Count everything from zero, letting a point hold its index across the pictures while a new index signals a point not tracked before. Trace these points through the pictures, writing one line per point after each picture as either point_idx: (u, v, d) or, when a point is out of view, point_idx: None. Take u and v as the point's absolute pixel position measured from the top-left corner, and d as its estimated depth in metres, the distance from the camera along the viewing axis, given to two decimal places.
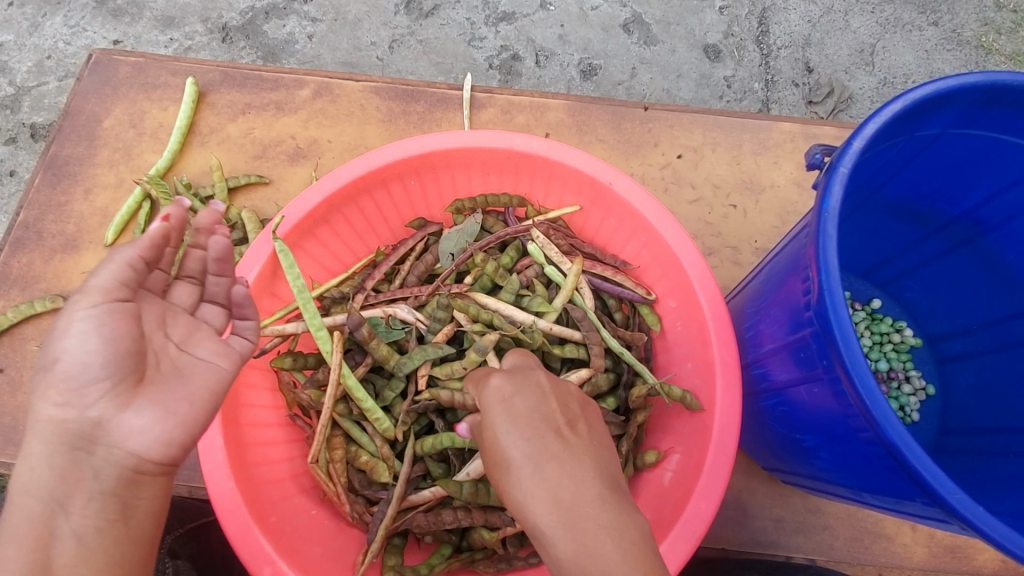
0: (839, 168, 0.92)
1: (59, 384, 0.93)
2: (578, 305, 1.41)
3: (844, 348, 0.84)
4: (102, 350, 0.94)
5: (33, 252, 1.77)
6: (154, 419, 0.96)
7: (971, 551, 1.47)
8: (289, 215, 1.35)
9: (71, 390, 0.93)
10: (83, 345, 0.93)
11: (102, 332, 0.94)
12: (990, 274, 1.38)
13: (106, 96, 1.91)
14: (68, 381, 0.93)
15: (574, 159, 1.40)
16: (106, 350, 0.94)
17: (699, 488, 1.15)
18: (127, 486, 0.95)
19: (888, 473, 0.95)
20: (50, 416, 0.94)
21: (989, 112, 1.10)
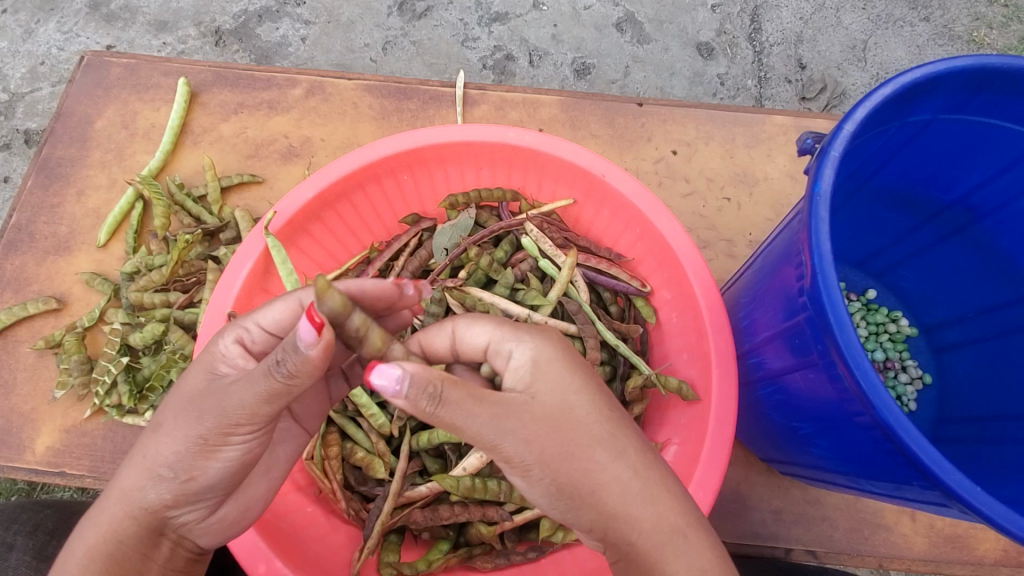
0: (830, 153, 0.92)
1: (175, 492, 0.94)
2: (573, 298, 1.41)
3: (838, 331, 0.84)
4: (219, 472, 0.95)
5: (26, 254, 1.76)
6: (235, 517, 1.04)
7: (972, 540, 1.47)
8: (281, 210, 1.34)
9: (185, 499, 0.96)
10: (206, 467, 0.94)
11: (231, 455, 0.94)
12: (984, 261, 1.38)
13: (98, 97, 1.91)
14: (187, 492, 0.95)
15: (566, 151, 1.40)
16: (220, 472, 0.95)
17: (697, 477, 1.14)
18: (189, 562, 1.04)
19: (885, 458, 0.94)
20: (145, 506, 0.94)
21: (980, 96, 1.10)
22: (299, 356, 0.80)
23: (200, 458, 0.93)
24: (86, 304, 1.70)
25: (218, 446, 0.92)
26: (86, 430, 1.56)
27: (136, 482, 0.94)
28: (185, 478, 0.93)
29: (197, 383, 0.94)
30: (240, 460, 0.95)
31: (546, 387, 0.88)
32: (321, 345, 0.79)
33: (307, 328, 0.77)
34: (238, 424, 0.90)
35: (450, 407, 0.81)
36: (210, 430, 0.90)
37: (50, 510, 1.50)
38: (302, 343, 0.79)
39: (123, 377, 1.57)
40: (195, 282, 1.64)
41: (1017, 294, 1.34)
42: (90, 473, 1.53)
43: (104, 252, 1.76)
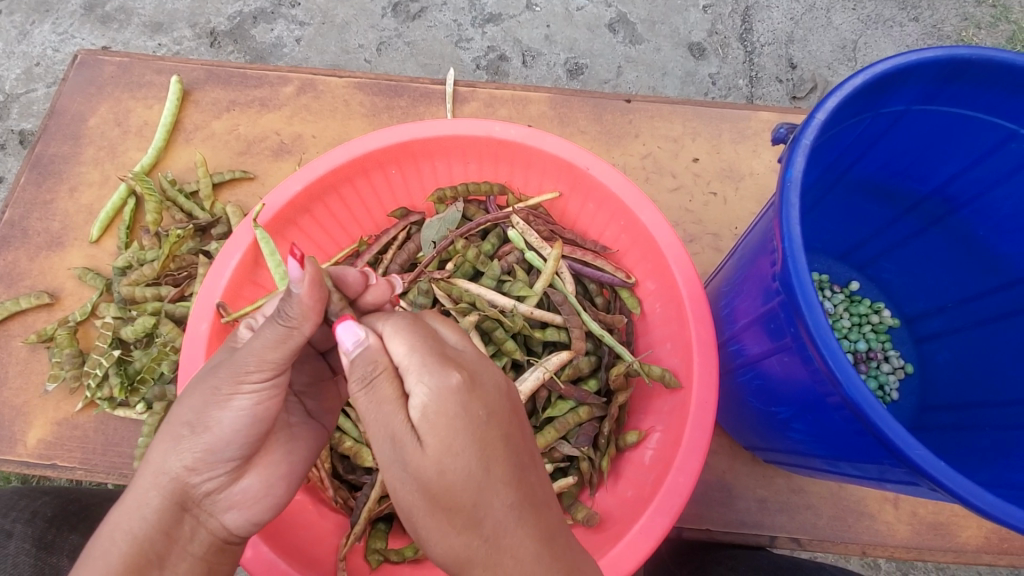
0: (802, 141, 0.94)
1: (193, 450, 0.94)
2: (558, 289, 1.42)
3: (807, 312, 0.86)
4: (235, 424, 0.95)
5: (19, 250, 1.77)
6: (257, 489, 1.03)
7: (954, 528, 1.48)
8: (270, 203, 1.37)
9: (207, 461, 0.95)
10: (221, 417, 0.94)
11: (245, 406, 0.95)
12: (961, 251, 1.40)
13: (91, 95, 1.93)
14: (204, 452, 0.95)
15: (551, 145, 1.42)
16: (236, 422, 0.95)
17: (678, 463, 1.16)
18: (216, 550, 0.99)
19: (859, 439, 0.96)
20: (168, 472, 0.93)
21: (951, 87, 1.12)
22: (292, 297, 0.90)
23: (214, 409, 0.94)
24: (79, 299, 1.72)
25: (231, 398, 0.94)
26: (78, 423, 1.57)
27: (160, 448, 0.94)
28: (202, 432, 0.94)
29: (218, 357, 1.00)
30: (253, 412, 0.96)
31: (444, 429, 0.79)
32: (306, 281, 0.89)
33: (294, 265, 0.89)
34: (248, 371, 0.93)
35: (373, 397, 0.85)
36: (222, 380, 0.93)
37: (51, 497, 1.53)
38: (292, 283, 0.90)
39: (114, 370, 1.56)
40: (186, 276, 1.66)
41: (995, 283, 1.36)
42: (81, 465, 1.54)
43: (97, 247, 1.77)
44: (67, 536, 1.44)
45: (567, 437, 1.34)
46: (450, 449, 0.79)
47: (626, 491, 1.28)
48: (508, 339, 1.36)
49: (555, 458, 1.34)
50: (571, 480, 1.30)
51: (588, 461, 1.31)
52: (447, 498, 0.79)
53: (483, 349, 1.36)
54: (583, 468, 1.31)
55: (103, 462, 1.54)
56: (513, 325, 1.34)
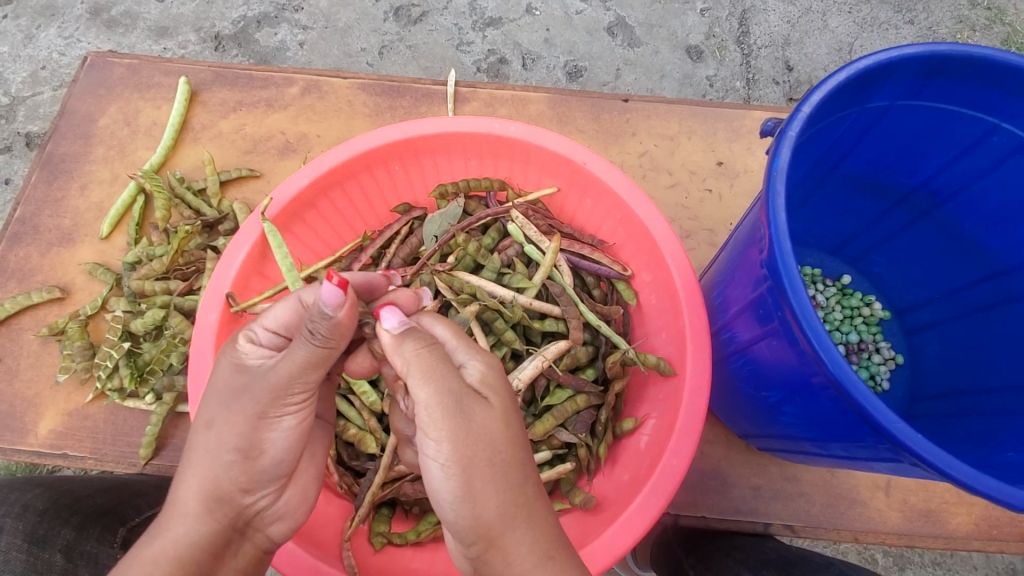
0: (788, 133, 0.99)
1: (246, 472, 1.00)
2: (556, 282, 1.46)
3: (792, 295, 0.90)
4: (283, 443, 1.03)
5: (30, 246, 1.82)
6: (296, 500, 1.12)
7: (944, 515, 1.51)
8: (277, 197, 1.41)
9: (258, 480, 1.01)
10: (271, 438, 1.01)
11: (290, 425, 1.03)
12: (948, 243, 1.44)
13: (101, 96, 1.98)
14: (256, 473, 1.01)
15: (549, 141, 1.47)
16: (283, 440, 1.03)
17: (671, 446, 1.20)
18: (258, 560, 1.05)
19: (844, 418, 1.00)
20: (219, 495, 0.98)
21: (934, 82, 1.17)
22: (323, 318, 0.91)
23: (262, 431, 1.00)
24: (89, 293, 1.76)
25: (278, 420, 1.01)
26: (88, 414, 1.61)
27: (206, 475, 0.97)
28: (255, 454, 1.01)
29: (232, 381, 1.00)
30: (296, 430, 1.04)
31: (502, 391, 0.96)
32: (344, 306, 0.91)
33: (333, 290, 0.89)
34: (291, 394, 1.00)
35: (427, 364, 0.92)
36: (266, 405, 0.99)
37: (40, 490, 1.44)
38: (326, 306, 0.90)
39: (124, 361, 1.62)
40: (195, 270, 1.70)
41: (981, 274, 1.40)
42: (91, 454, 1.58)
43: (107, 243, 1.82)
44: (59, 531, 1.35)
45: (565, 424, 1.38)
46: (506, 408, 0.94)
47: (622, 475, 1.32)
48: (507, 329, 1.40)
49: (553, 446, 1.38)
50: (570, 466, 1.34)
51: (585, 447, 1.36)
52: (504, 450, 0.91)
53: (484, 338, 1.40)
54: (581, 455, 1.35)
55: (113, 452, 1.58)
56: (512, 316, 1.38)
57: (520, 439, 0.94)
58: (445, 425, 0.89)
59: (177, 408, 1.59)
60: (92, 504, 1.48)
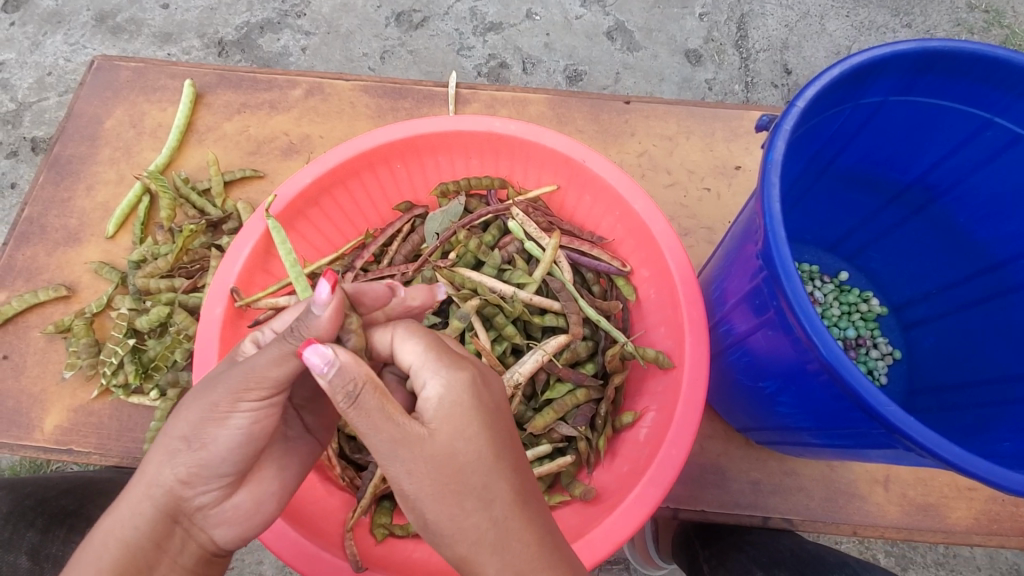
0: (782, 126, 1.01)
1: (185, 465, 0.94)
2: (556, 278, 1.48)
3: (787, 284, 0.92)
4: (226, 442, 0.95)
5: (37, 245, 1.84)
6: (248, 508, 1.03)
7: (943, 509, 1.52)
8: (281, 195, 1.44)
9: (198, 477, 0.95)
10: (216, 434, 0.93)
11: (241, 424, 0.94)
12: (942, 238, 1.46)
13: (107, 99, 2.01)
14: (196, 467, 0.95)
15: (549, 139, 1.49)
16: (230, 439, 0.95)
17: (670, 437, 1.21)
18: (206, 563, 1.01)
19: (839, 406, 1.01)
20: (163, 484, 0.94)
21: (926, 78, 1.19)
22: (313, 317, 0.91)
23: (208, 425, 0.93)
24: (95, 292, 1.78)
25: (228, 414, 0.93)
26: (93, 410, 1.63)
27: (155, 461, 0.94)
28: (197, 448, 0.94)
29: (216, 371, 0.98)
30: (249, 432, 0.95)
31: (457, 418, 0.90)
32: (331, 307, 0.91)
33: (326, 287, 0.90)
34: (248, 388, 0.92)
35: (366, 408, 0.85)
36: (221, 396, 0.92)
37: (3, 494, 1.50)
38: (316, 303, 0.91)
39: (129, 358, 1.63)
40: (199, 268, 1.72)
41: (976, 268, 1.41)
42: (96, 449, 1.60)
43: (112, 243, 1.84)
44: (23, 535, 1.41)
45: (565, 417, 1.40)
46: (462, 435, 0.90)
47: (621, 467, 1.33)
48: (508, 324, 1.42)
49: (553, 439, 1.39)
50: (570, 458, 1.35)
51: (585, 441, 1.37)
52: (462, 480, 0.88)
53: (485, 333, 1.42)
54: (581, 448, 1.37)
55: (117, 447, 1.59)
56: (513, 311, 1.40)
57: (485, 468, 0.89)
58: (397, 467, 0.86)
59: None
60: (57, 505, 1.53)
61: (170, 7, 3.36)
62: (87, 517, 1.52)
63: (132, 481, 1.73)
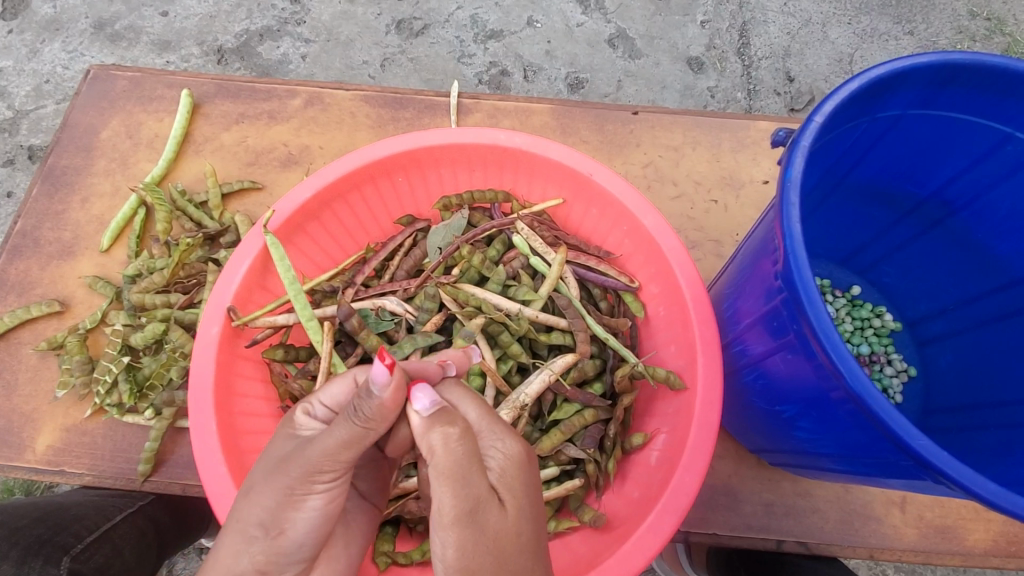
0: (801, 142, 0.97)
1: (265, 552, 0.91)
2: (563, 294, 1.44)
3: (809, 308, 0.88)
4: (307, 525, 0.93)
5: (30, 259, 1.80)
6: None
7: (961, 531, 1.47)
8: (280, 209, 1.40)
9: (275, 564, 0.92)
10: (297, 518, 0.92)
11: (317, 505, 0.94)
12: (959, 253, 1.43)
13: (103, 109, 1.97)
14: (278, 554, 0.92)
15: (555, 152, 1.45)
16: (310, 522, 0.94)
17: (683, 462, 1.17)
18: None
19: (862, 433, 0.97)
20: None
21: (945, 91, 1.15)
22: (371, 397, 0.90)
23: (287, 510, 0.92)
24: (89, 307, 1.74)
25: (305, 498, 0.93)
26: (86, 429, 1.58)
27: (229, 547, 0.91)
28: (276, 534, 0.92)
29: (280, 449, 0.98)
30: (325, 512, 0.94)
31: (520, 488, 0.92)
32: (390, 387, 0.90)
33: (381, 369, 0.89)
34: (321, 473, 0.92)
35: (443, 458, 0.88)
36: (296, 480, 0.92)
37: None
38: (374, 384, 0.90)
39: (123, 376, 1.59)
40: (196, 283, 1.68)
41: (995, 284, 1.37)
42: (89, 471, 1.55)
43: (107, 257, 1.80)
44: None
45: (573, 439, 1.35)
46: (521, 509, 0.91)
47: (632, 492, 1.28)
48: (513, 342, 1.38)
49: (561, 461, 1.34)
50: (577, 482, 1.30)
51: (594, 463, 1.32)
52: (512, 557, 0.87)
53: (490, 352, 1.38)
54: (590, 471, 1.32)
55: (110, 469, 1.55)
56: (518, 328, 1.36)
57: (528, 546, 0.90)
58: (456, 531, 0.86)
59: (177, 423, 1.56)
60: (33, 534, 1.47)
61: (169, 15, 3.33)
62: (62, 547, 1.46)
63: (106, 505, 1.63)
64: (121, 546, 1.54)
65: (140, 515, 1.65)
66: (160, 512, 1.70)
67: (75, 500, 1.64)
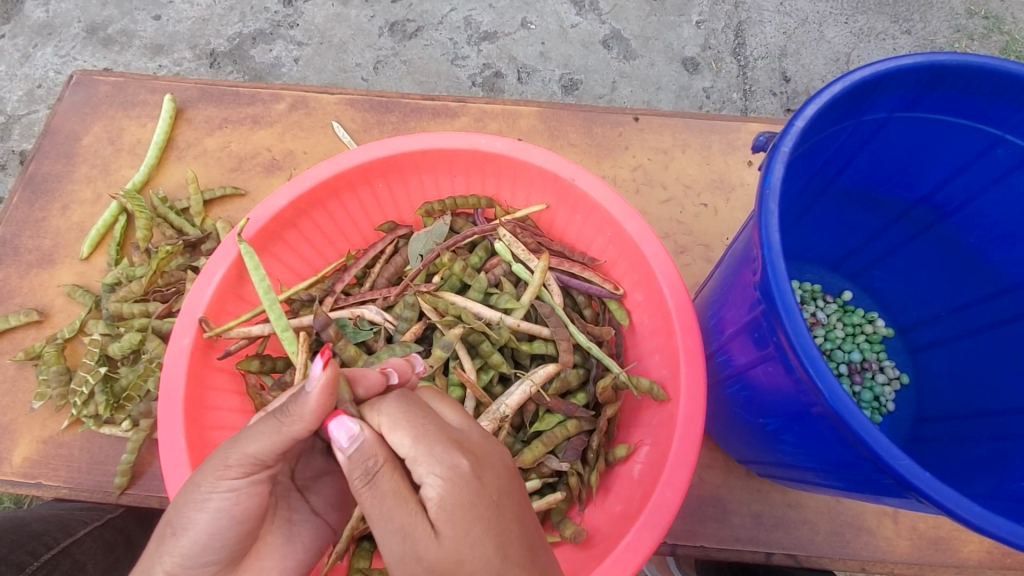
0: (781, 148, 0.94)
1: (172, 549, 0.90)
2: (546, 302, 1.41)
3: (788, 322, 0.85)
4: (211, 525, 0.90)
5: (9, 267, 1.78)
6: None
7: (955, 542, 1.44)
8: (255, 218, 1.37)
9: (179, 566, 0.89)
10: (198, 516, 0.89)
11: (221, 505, 0.90)
12: (951, 259, 1.39)
13: (85, 115, 1.95)
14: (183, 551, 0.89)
15: (537, 157, 1.42)
16: (215, 521, 0.90)
17: (665, 476, 1.14)
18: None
19: (845, 450, 0.94)
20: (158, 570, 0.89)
21: (933, 93, 1.12)
22: (306, 395, 0.86)
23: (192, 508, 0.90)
24: (67, 316, 1.72)
25: (211, 495, 0.90)
26: (63, 441, 1.56)
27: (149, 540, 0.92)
28: (179, 534, 0.90)
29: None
30: (234, 512, 0.91)
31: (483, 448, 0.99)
32: (321, 383, 0.84)
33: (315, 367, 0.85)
34: (228, 469, 0.90)
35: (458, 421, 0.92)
36: (202, 475, 0.90)
37: None
38: (308, 381, 0.85)
39: (100, 388, 1.56)
40: (174, 292, 1.65)
41: (987, 291, 1.34)
42: (65, 483, 1.52)
43: (87, 264, 1.78)
44: None
45: (555, 450, 1.32)
46: (466, 537, 0.81)
47: (614, 507, 1.26)
48: (494, 351, 1.35)
49: (543, 473, 1.31)
50: (560, 496, 1.27)
51: (576, 476, 1.29)
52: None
53: (470, 362, 1.35)
54: (572, 484, 1.29)
55: (86, 481, 1.52)
56: (499, 338, 1.33)
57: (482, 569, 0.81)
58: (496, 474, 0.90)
59: (154, 435, 1.54)
60: None
61: (162, 19, 3.31)
62: (17, 565, 1.39)
63: (67, 521, 1.56)
64: (84, 562, 1.48)
65: (109, 527, 1.59)
66: (129, 525, 1.66)
67: (43, 514, 1.59)
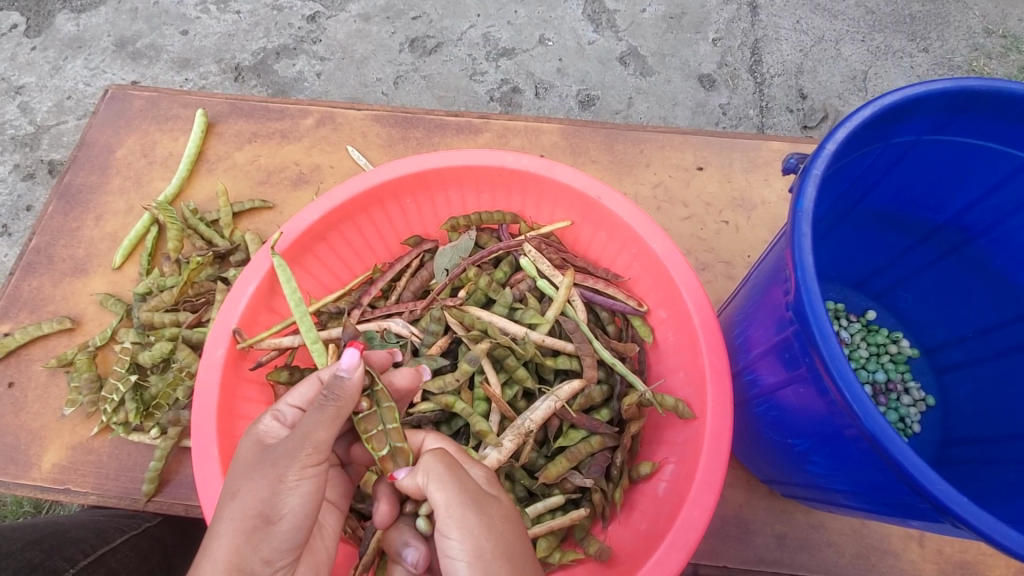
0: (813, 171, 0.95)
1: (267, 544, 0.92)
2: (570, 317, 1.43)
3: (822, 344, 0.85)
4: (301, 511, 0.95)
5: (43, 276, 1.82)
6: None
7: (982, 567, 1.40)
8: (288, 231, 1.41)
9: (271, 551, 0.93)
10: (290, 503, 0.93)
11: (307, 489, 0.95)
12: (979, 281, 1.38)
13: (120, 128, 2.00)
14: (276, 542, 0.93)
15: (563, 174, 1.45)
16: (303, 507, 0.95)
17: (692, 496, 1.15)
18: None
19: (878, 472, 0.95)
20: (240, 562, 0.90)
21: (963, 117, 1.14)
22: (341, 380, 0.98)
23: (281, 495, 0.93)
24: (99, 324, 1.76)
25: (296, 484, 0.94)
26: (92, 447, 1.59)
27: (231, 546, 0.90)
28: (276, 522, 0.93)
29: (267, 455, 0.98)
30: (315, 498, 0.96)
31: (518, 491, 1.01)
32: (358, 369, 0.99)
33: (351, 354, 1.00)
34: (309, 456, 0.94)
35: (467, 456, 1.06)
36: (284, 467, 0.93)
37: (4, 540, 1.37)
38: (342, 368, 0.99)
39: (130, 395, 1.58)
40: (205, 302, 1.70)
41: (1013, 314, 1.33)
42: (94, 490, 1.55)
43: (119, 274, 1.82)
44: None
45: (578, 467, 1.32)
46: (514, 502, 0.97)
47: (639, 525, 1.26)
48: (519, 366, 1.36)
49: (566, 489, 1.31)
50: (584, 512, 1.27)
51: (600, 492, 1.29)
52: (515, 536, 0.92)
53: (495, 376, 1.36)
54: (596, 501, 1.28)
55: (114, 489, 1.55)
56: (524, 352, 1.34)
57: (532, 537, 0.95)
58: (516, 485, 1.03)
59: (182, 443, 1.56)
60: (21, 559, 1.33)
61: (189, 34, 3.40)
62: (54, 572, 1.35)
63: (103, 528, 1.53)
64: (119, 570, 1.45)
65: (145, 536, 1.57)
66: (166, 535, 1.64)
67: (81, 520, 1.56)
